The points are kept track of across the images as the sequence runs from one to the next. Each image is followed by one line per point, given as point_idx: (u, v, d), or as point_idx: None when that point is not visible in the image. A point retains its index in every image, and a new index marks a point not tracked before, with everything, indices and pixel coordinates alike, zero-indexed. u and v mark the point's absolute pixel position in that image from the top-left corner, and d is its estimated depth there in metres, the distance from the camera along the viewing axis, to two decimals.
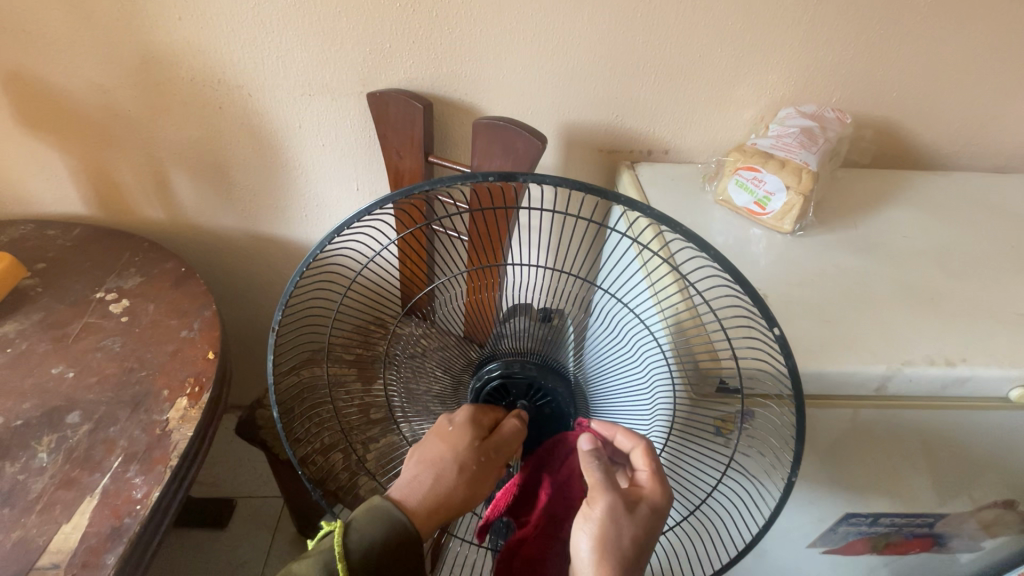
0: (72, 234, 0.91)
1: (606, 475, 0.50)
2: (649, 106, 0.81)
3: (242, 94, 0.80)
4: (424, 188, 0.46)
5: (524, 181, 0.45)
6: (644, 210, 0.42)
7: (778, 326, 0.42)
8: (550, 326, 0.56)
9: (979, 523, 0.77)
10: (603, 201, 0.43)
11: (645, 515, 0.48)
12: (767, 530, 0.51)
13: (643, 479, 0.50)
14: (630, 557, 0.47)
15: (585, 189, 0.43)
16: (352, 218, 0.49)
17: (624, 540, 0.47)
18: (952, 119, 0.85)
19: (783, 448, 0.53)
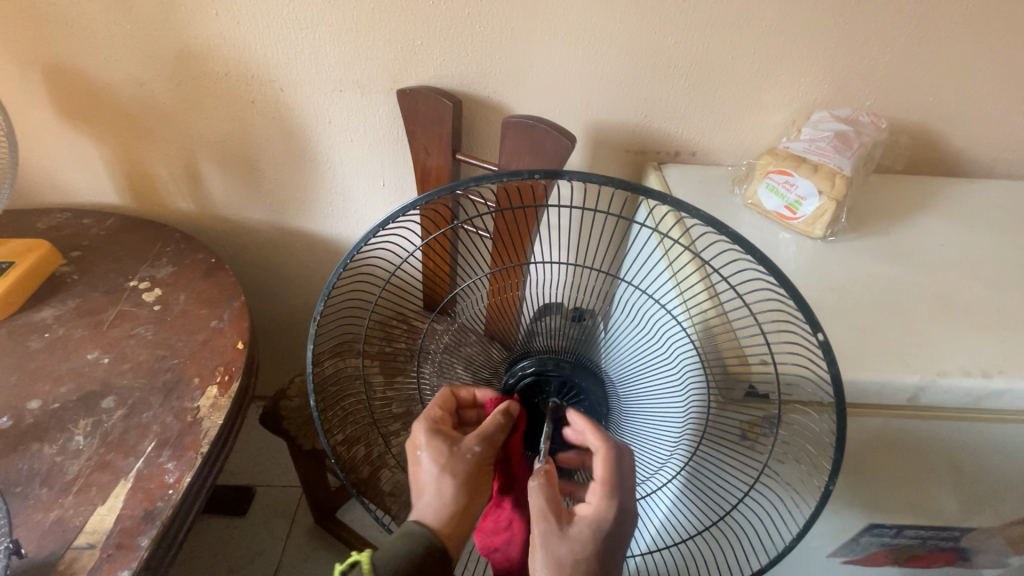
0: (106, 223, 0.93)
1: (554, 498, 0.50)
2: (679, 108, 0.81)
3: (274, 88, 0.81)
4: (468, 183, 0.47)
5: (568, 179, 0.45)
6: (693, 211, 0.42)
7: (823, 332, 0.41)
8: (584, 325, 0.55)
9: (1006, 539, 0.76)
10: (647, 199, 0.43)
11: (582, 534, 0.48)
12: (801, 539, 0.51)
13: (594, 492, 0.50)
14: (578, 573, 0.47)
15: (628, 186, 0.43)
16: (395, 214, 0.49)
17: (564, 559, 0.47)
18: (991, 125, 0.83)
19: (822, 456, 0.52)
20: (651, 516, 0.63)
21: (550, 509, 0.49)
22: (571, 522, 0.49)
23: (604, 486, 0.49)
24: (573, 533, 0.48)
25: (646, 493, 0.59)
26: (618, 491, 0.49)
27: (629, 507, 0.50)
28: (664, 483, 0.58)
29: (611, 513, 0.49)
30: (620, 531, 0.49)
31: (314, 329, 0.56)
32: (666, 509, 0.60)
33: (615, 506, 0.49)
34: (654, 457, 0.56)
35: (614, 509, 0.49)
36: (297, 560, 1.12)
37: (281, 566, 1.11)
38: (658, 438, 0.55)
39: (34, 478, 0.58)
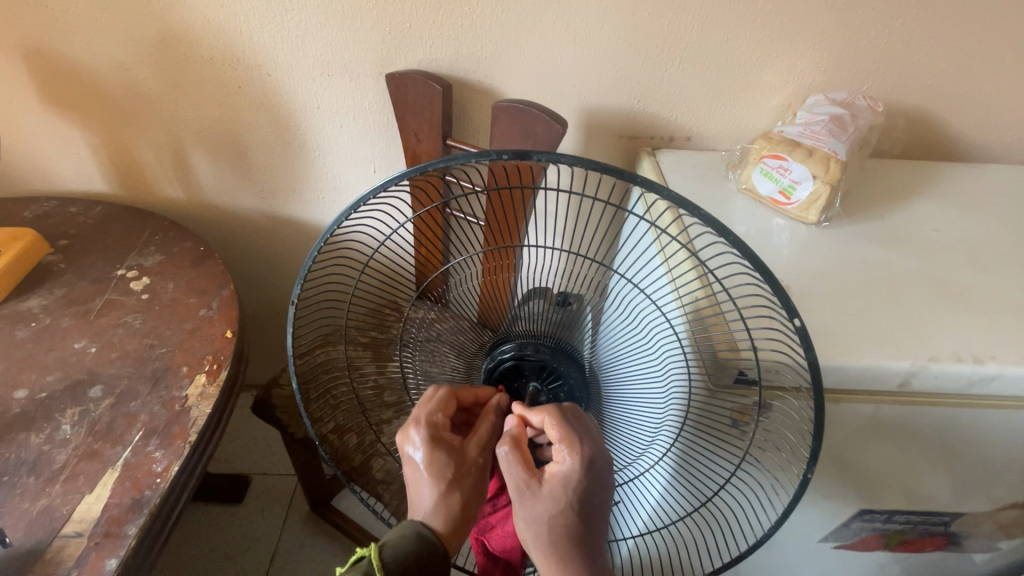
0: (94, 212, 0.92)
1: (520, 457, 0.50)
2: (673, 92, 0.79)
3: (261, 73, 0.80)
4: (440, 165, 0.46)
5: (539, 160, 0.42)
6: (664, 193, 0.40)
7: (799, 319, 0.41)
8: (567, 310, 0.55)
9: (997, 524, 0.76)
10: (622, 181, 0.40)
11: (553, 490, 0.48)
12: (780, 525, 0.51)
13: (558, 449, 0.48)
14: (558, 528, 0.47)
15: (604, 169, 0.41)
16: (368, 195, 0.48)
17: (540, 515, 0.48)
18: (989, 108, 0.81)
19: (802, 443, 0.52)
20: (636, 502, 0.63)
21: (517, 471, 0.49)
22: (541, 481, 0.49)
23: (565, 442, 0.48)
24: (545, 491, 0.48)
25: (632, 476, 0.59)
26: (580, 444, 0.48)
27: (598, 456, 0.48)
28: (650, 467, 0.58)
29: (578, 467, 0.47)
30: (592, 481, 0.48)
31: (294, 312, 0.56)
32: (651, 493, 0.61)
33: (580, 460, 0.47)
34: (636, 444, 0.56)
35: (577, 461, 0.47)
36: (293, 546, 1.13)
37: (277, 553, 1.12)
38: (642, 424, 0.55)
39: (21, 467, 0.58)
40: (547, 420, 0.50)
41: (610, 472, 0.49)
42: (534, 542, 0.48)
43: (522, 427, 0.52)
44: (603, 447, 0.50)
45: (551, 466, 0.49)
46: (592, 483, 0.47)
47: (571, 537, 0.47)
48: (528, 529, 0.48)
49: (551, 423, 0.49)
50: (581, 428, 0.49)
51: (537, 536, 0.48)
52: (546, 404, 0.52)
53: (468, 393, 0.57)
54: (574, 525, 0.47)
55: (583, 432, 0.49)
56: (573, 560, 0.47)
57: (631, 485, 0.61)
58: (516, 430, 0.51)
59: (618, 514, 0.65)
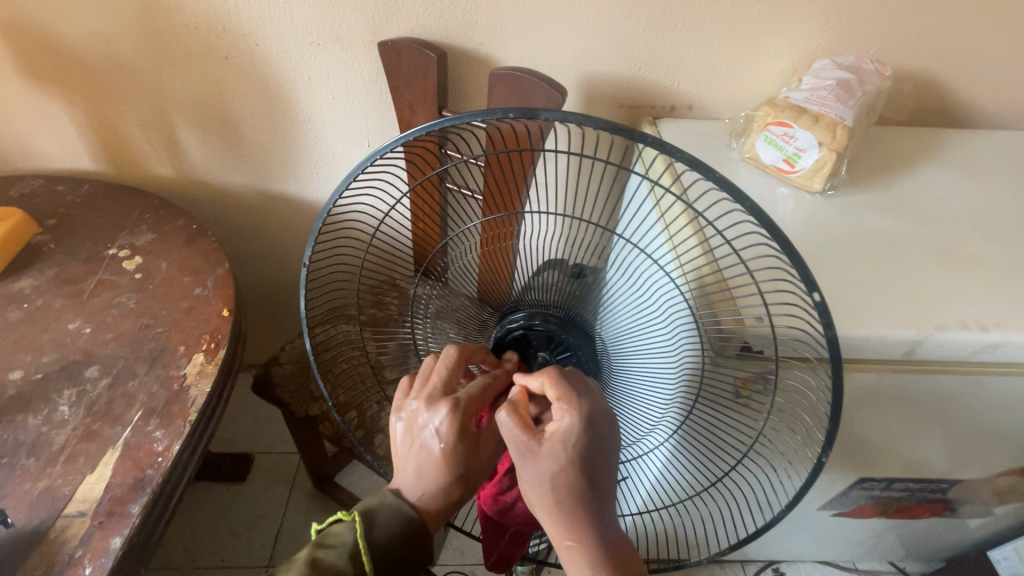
0: (81, 190, 0.90)
1: (519, 419, 0.48)
2: (675, 59, 0.77)
3: (248, 42, 0.77)
4: (443, 125, 0.43)
5: (545, 119, 0.40)
6: (676, 154, 0.38)
7: (820, 293, 0.39)
8: (583, 282, 0.52)
9: (992, 490, 0.77)
10: (630, 143, 0.39)
11: (556, 450, 0.46)
12: (788, 510, 0.50)
13: (557, 407, 0.47)
14: (561, 487, 0.46)
15: (612, 128, 0.38)
16: (364, 163, 0.47)
17: (544, 475, 0.46)
18: (999, 72, 0.79)
19: (818, 425, 0.52)
20: (642, 478, 0.62)
21: (516, 434, 0.48)
22: (540, 441, 0.47)
23: (565, 399, 0.47)
24: (545, 451, 0.46)
25: (639, 453, 0.59)
26: (578, 400, 0.47)
27: (599, 413, 0.47)
28: (658, 444, 0.57)
29: (577, 424, 0.46)
30: (593, 437, 0.46)
31: (305, 274, 0.55)
32: (655, 470, 0.60)
33: (579, 417, 0.46)
34: (644, 419, 0.56)
35: (577, 418, 0.46)
36: (296, 522, 1.14)
37: (283, 529, 1.13)
38: (650, 399, 0.54)
39: (20, 448, 0.58)
40: (546, 381, 0.48)
41: (612, 429, 0.48)
42: (539, 503, 0.47)
43: (524, 395, 0.50)
44: (605, 405, 0.48)
45: (550, 424, 0.47)
46: (593, 441, 0.46)
47: (576, 496, 0.46)
48: (532, 491, 0.48)
49: (551, 382, 0.48)
50: (579, 385, 0.48)
51: (540, 497, 0.47)
52: (547, 366, 0.50)
53: (502, 377, 0.54)
54: (577, 485, 0.46)
55: (582, 390, 0.48)
56: (578, 520, 0.46)
57: (636, 462, 0.61)
58: (517, 397, 0.50)
59: (624, 490, 0.65)
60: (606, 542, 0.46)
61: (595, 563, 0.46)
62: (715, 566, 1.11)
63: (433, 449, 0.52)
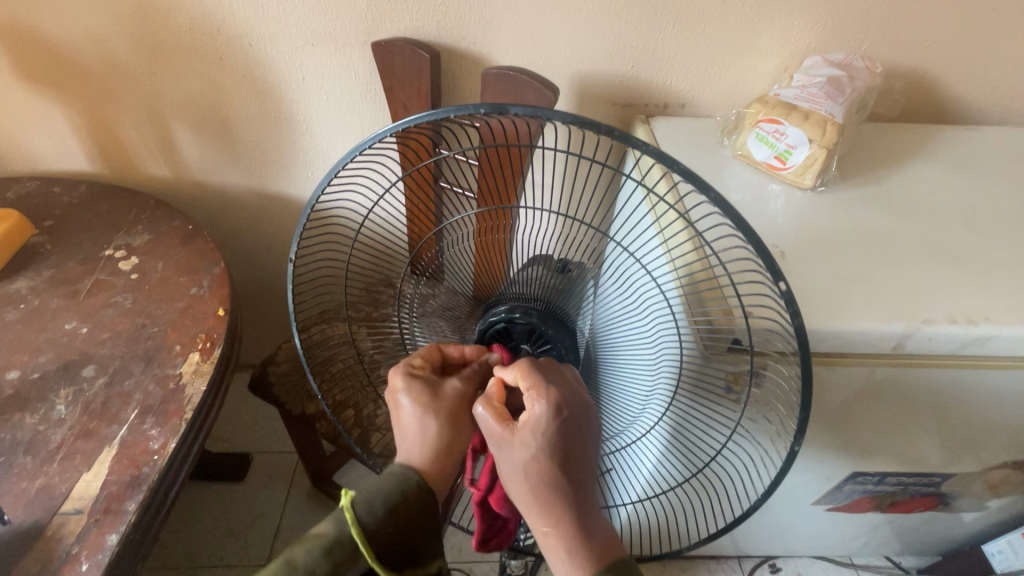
0: (78, 191, 0.90)
1: (494, 412, 0.49)
2: (666, 57, 0.77)
3: (242, 43, 0.77)
4: (423, 120, 0.43)
5: (518, 114, 0.40)
6: (645, 149, 0.37)
7: (785, 282, 0.39)
8: (567, 276, 0.54)
9: (986, 484, 0.78)
10: (599, 137, 0.38)
11: (527, 438, 0.47)
12: (768, 494, 0.50)
13: (527, 397, 0.47)
14: (535, 476, 0.46)
15: (582, 124, 0.38)
16: (347, 159, 0.46)
17: (518, 464, 0.47)
18: (989, 68, 0.79)
19: (790, 414, 0.52)
20: (628, 470, 0.62)
21: (491, 425, 0.48)
22: (513, 431, 0.47)
23: (534, 388, 0.47)
24: (517, 441, 0.47)
25: (623, 445, 0.59)
26: (547, 388, 0.47)
27: (568, 400, 0.47)
28: (643, 435, 0.57)
29: (547, 412, 0.46)
30: (564, 425, 0.47)
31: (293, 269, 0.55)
32: (643, 461, 0.61)
33: (549, 405, 0.46)
34: (627, 411, 0.56)
35: (546, 406, 0.46)
36: (294, 521, 1.14)
37: (282, 528, 1.14)
38: (633, 391, 0.54)
39: (17, 447, 0.58)
40: (517, 373, 0.49)
41: (582, 416, 0.48)
42: (517, 492, 0.48)
43: (500, 388, 0.50)
44: (576, 393, 0.48)
45: (523, 415, 0.48)
46: (564, 427, 0.47)
47: (551, 484, 0.46)
48: (510, 482, 0.48)
49: (523, 373, 0.48)
50: (550, 374, 0.49)
51: (518, 487, 0.47)
52: (520, 358, 0.51)
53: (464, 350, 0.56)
54: (551, 472, 0.46)
55: (553, 379, 0.48)
56: (556, 508, 0.47)
57: (620, 454, 0.61)
58: (494, 389, 0.50)
59: (612, 485, 0.65)
60: (585, 529, 0.47)
61: (573, 548, 0.46)
62: (712, 561, 1.12)
63: (405, 410, 0.52)
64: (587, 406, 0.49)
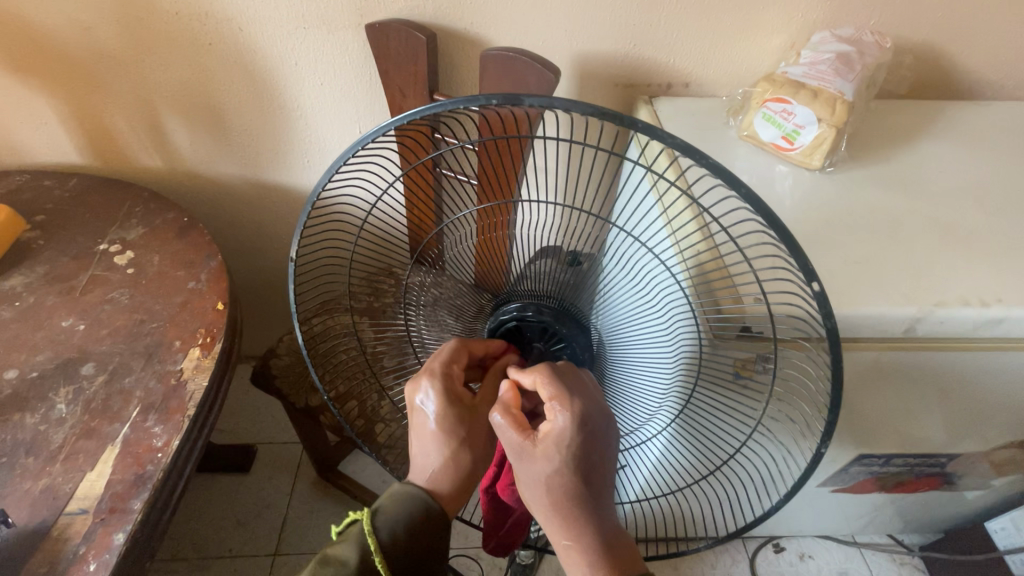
0: (69, 184, 0.88)
1: (513, 421, 0.47)
2: (671, 34, 0.75)
3: (232, 28, 0.75)
4: (425, 113, 0.42)
5: (530, 105, 0.38)
6: (667, 139, 0.36)
7: (818, 283, 0.37)
8: (579, 270, 0.51)
9: (990, 463, 0.78)
10: (620, 129, 0.36)
11: (550, 451, 0.45)
12: (789, 498, 0.49)
13: (551, 407, 0.45)
14: (556, 489, 0.46)
15: (601, 114, 0.36)
16: (347, 153, 0.45)
17: (539, 475, 0.46)
18: (1001, 40, 0.77)
19: (816, 415, 0.51)
20: (640, 466, 0.62)
21: (510, 435, 0.46)
22: (535, 441, 0.46)
23: (556, 399, 0.45)
24: (539, 453, 0.45)
25: (638, 442, 0.59)
26: (571, 399, 0.45)
27: (592, 411, 0.46)
28: (657, 432, 0.57)
29: (571, 425, 0.44)
30: (588, 438, 0.45)
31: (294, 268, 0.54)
32: (656, 457, 0.60)
33: (573, 418, 0.44)
34: (643, 409, 0.56)
35: (571, 420, 0.44)
36: (301, 511, 1.15)
37: (289, 518, 1.14)
38: (648, 388, 0.54)
39: (18, 448, 0.57)
40: (538, 379, 0.47)
41: (606, 427, 0.46)
42: (536, 501, 0.47)
43: (515, 393, 0.49)
44: (600, 402, 0.47)
45: (544, 424, 0.46)
46: (588, 441, 0.45)
47: (572, 497, 0.46)
48: (530, 491, 0.47)
49: (544, 381, 0.46)
50: (572, 384, 0.47)
51: (537, 495, 0.47)
52: (540, 363, 0.49)
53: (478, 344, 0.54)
54: (573, 485, 0.45)
55: (576, 389, 0.46)
56: (577, 520, 0.46)
57: (634, 450, 0.61)
58: (508, 395, 0.49)
59: (624, 479, 0.65)
60: (606, 540, 0.46)
61: (593, 560, 0.46)
62: (717, 543, 1.13)
63: (424, 422, 0.51)
64: (609, 414, 0.47)
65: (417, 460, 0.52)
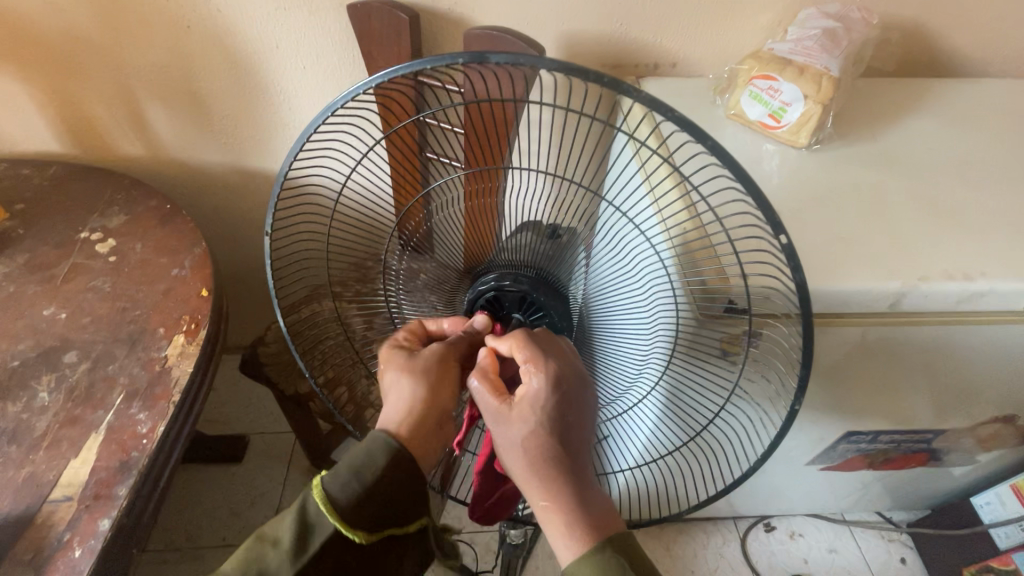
0: (48, 172, 0.86)
1: (490, 385, 0.48)
2: (658, 13, 0.74)
3: (211, 9, 0.73)
4: (390, 76, 0.40)
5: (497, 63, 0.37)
6: (636, 97, 0.35)
7: (786, 235, 0.37)
8: (558, 241, 0.51)
9: (976, 439, 0.79)
10: (589, 84, 0.35)
11: (524, 413, 0.46)
12: (766, 458, 0.50)
13: (524, 370, 0.46)
14: (532, 452, 0.46)
15: (568, 70, 0.35)
16: (318, 121, 0.43)
17: (515, 439, 0.46)
18: (988, 16, 0.77)
19: (791, 372, 0.51)
20: (624, 437, 0.61)
21: (487, 399, 0.47)
22: (510, 405, 0.47)
23: (530, 361, 0.46)
24: (515, 415, 0.46)
25: (619, 412, 0.59)
26: (544, 361, 0.46)
27: (567, 372, 0.46)
28: (639, 400, 0.57)
29: (545, 387, 0.45)
30: (563, 400, 0.46)
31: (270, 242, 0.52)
32: (638, 426, 0.60)
33: (547, 380, 0.45)
34: (623, 377, 0.55)
35: (544, 381, 0.45)
36: (295, 499, 1.15)
37: (282, 507, 1.14)
38: (627, 356, 0.54)
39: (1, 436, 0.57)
40: (513, 344, 0.48)
41: (581, 389, 0.47)
42: (514, 466, 0.47)
43: (493, 359, 0.49)
44: (575, 365, 0.47)
45: (520, 388, 0.47)
46: (563, 401, 0.46)
47: (548, 459, 0.46)
48: (508, 456, 0.47)
49: (518, 345, 0.47)
50: (547, 346, 0.48)
51: (514, 461, 0.47)
52: (515, 330, 0.50)
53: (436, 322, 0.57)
54: (549, 447, 0.46)
55: (550, 351, 0.47)
56: (554, 482, 0.46)
57: (618, 420, 0.60)
58: (487, 360, 0.49)
59: (609, 450, 0.64)
60: (581, 500, 0.46)
61: (571, 522, 0.45)
62: (709, 523, 1.14)
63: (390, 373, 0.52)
64: (584, 377, 0.48)
65: (382, 415, 0.50)
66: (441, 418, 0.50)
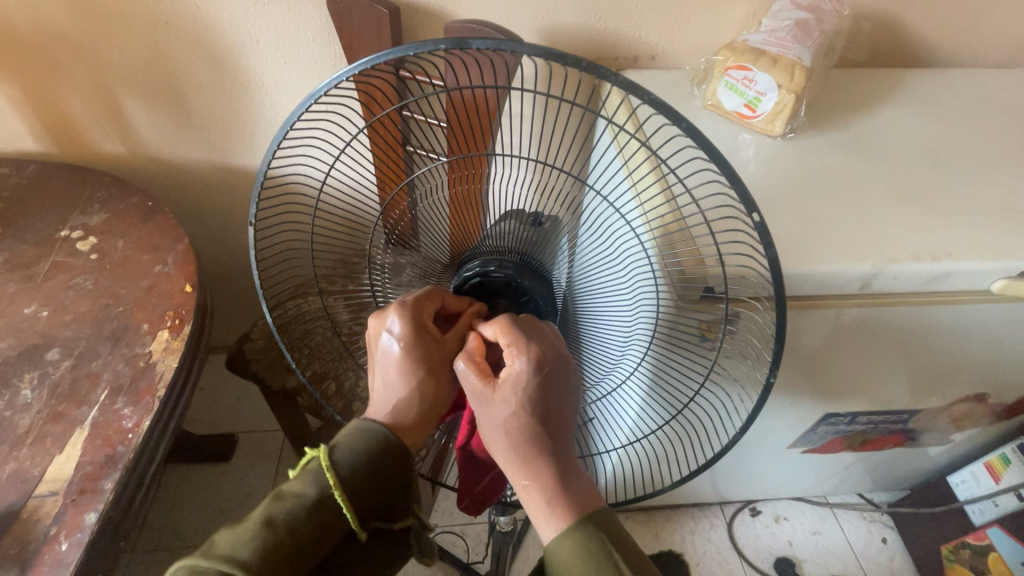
0: (26, 171, 0.86)
1: (475, 367, 0.48)
2: (635, 5, 0.75)
3: (188, 4, 0.73)
4: (367, 66, 0.40)
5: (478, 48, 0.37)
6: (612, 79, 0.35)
7: (759, 213, 0.38)
8: (540, 228, 0.52)
9: (950, 418, 0.81)
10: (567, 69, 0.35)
11: (507, 394, 0.46)
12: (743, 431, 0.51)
13: (508, 352, 0.47)
14: (515, 432, 0.46)
15: (547, 55, 0.35)
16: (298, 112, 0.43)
17: (498, 419, 0.47)
18: (954, 7, 0.79)
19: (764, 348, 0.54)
20: (609, 421, 0.63)
21: (471, 380, 0.48)
22: (494, 388, 0.47)
23: (514, 344, 0.47)
24: (498, 397, 0.47)
25: (603, 394, 0.60)
26: (526, 343, 0.47)
27: (549, 355, 0.47)
28: (621, 382, 0.58)
29: (528, 368, 0.46)
30: (545, 381, 0.47)
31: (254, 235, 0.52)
32: (622, 409, 0.61)
33: (529, 361, 0.46)
34: (605, 359, 0.57)
35: (528, 363, 0.46)
36: None
37: None
38: (610, 338, 0.55)
39: None
40: (498, 330, 0.49)
41: (562, 372, 0.48)
42: (497, 447, 0.48)
43: (480, 343, 0.50)
44: (557, 349, 0.49)
45: (503, 370, 0.47)
46: (544, 382, 0.46)
47: (531, 439, 0.46)
48: (491, 437, 0.48)
49: (503, 330, 0.48)
50: (530, 331, 0.49)
51: (498, 441, 0.47)
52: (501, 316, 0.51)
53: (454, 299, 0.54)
54: (532, 428, 0.46)
55: (533, 335, 0.48)
56: (536, 461, 0.47)
57: (602, 403, 0.61)
58: (474, 345, 0.50)
59: (596, 435, 0.65)
60: (563, 479, 0.47)
61: (552, 498, 0.47)
62: (696, 509, 1.16)
63: (391, 354, 0.50)
64: (565, 360, 0.49)
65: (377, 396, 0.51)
66: (426, 387, 0.51)
